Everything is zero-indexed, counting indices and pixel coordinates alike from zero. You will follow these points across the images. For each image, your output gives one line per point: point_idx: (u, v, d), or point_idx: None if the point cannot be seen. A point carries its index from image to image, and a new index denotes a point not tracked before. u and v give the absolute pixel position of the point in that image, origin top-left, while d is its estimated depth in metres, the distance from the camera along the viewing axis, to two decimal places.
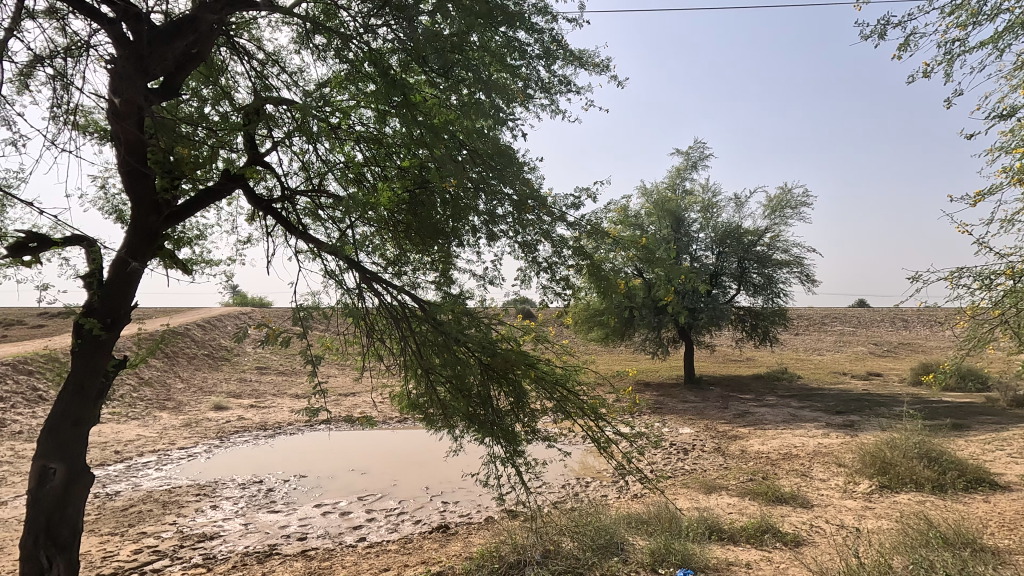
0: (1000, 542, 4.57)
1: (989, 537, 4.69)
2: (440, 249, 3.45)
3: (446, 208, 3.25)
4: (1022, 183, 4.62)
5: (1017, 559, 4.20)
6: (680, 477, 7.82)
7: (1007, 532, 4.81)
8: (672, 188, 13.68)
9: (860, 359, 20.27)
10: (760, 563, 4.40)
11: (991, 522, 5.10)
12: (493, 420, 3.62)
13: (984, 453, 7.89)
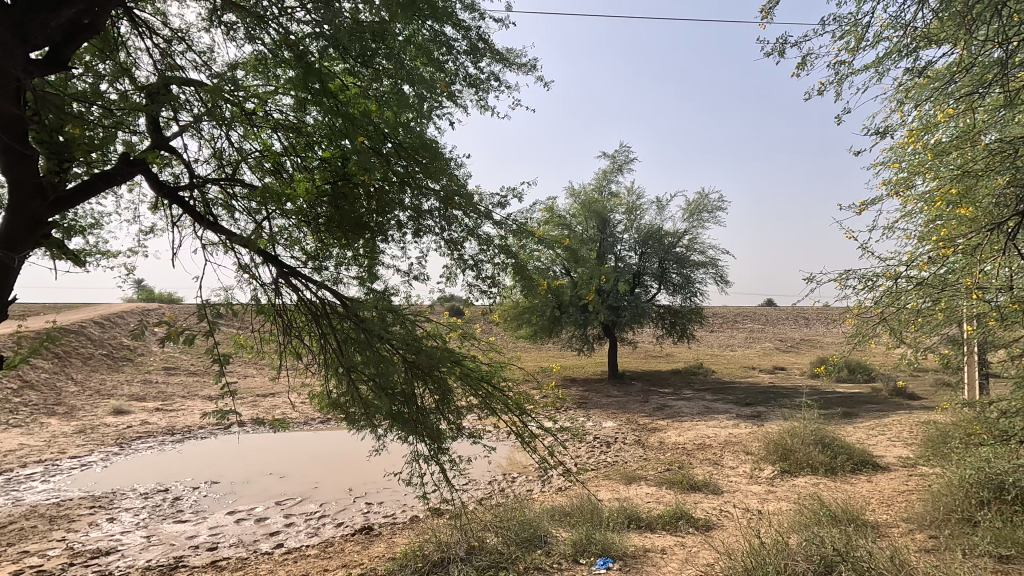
0: (880, 517, 5.09)
1: (871, 513, 5.22)
2: (364, 244, 3.37)
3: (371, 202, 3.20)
4: (898, 195, 5.17)
5: (892, 532, 4.70)
6: (602, 469, 8.08)
7: (886, 508, 5.37)
8: (599, 190, 14.10)
9: (767, 355, 21.86)
10: (674, 548, 4.64)
11: (872, 499, 5.67)
12: (417, 419, 3.57)
13: (868, 438, 8.75)
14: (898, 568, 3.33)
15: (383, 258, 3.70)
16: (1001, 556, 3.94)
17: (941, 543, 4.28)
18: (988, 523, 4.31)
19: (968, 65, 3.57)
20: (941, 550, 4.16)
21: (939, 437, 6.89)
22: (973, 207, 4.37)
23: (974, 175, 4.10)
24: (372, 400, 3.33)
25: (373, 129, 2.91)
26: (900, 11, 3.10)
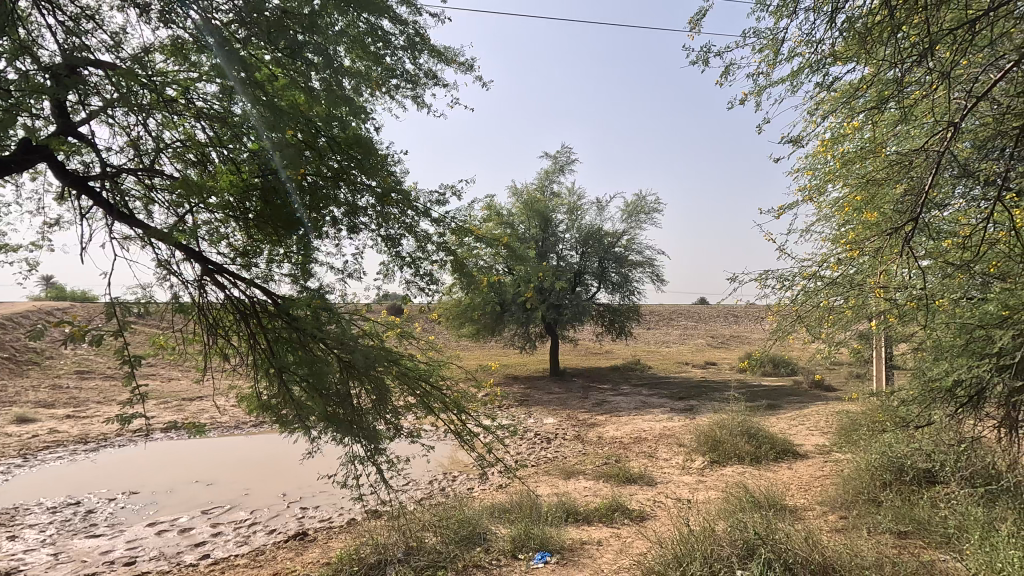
0: (798, 501, 5.45)
1: (790, 497, 5.58)
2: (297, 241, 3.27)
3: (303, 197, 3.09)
4: (812, 201, 5.54)
5: (807, 514, 5.04)
6: (542, 465, 8.20)
7: (803, 492, 5.75)
8: (541, 190, 14.27)
9: (699, 351, 22.86)
10: (610, 540, 4.77)
11: (792, 485, 6.06)
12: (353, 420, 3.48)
13: (789, 428, 9.34)
14: (810, 547, 3.59)
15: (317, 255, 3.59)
16: (900, 533, 4.31)
17: (850, 522, 4.63)
18: (889, 503, 4.72)
19: (869, 83, 3.89)
20: (849, 529, 4.51)
21: (850, 425, 7.44)
22: (876, 213, 4.75)
23: (875, 184, 4.46)
24: (304, 402, 3.22)
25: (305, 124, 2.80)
26: (812, 30, 3.33)
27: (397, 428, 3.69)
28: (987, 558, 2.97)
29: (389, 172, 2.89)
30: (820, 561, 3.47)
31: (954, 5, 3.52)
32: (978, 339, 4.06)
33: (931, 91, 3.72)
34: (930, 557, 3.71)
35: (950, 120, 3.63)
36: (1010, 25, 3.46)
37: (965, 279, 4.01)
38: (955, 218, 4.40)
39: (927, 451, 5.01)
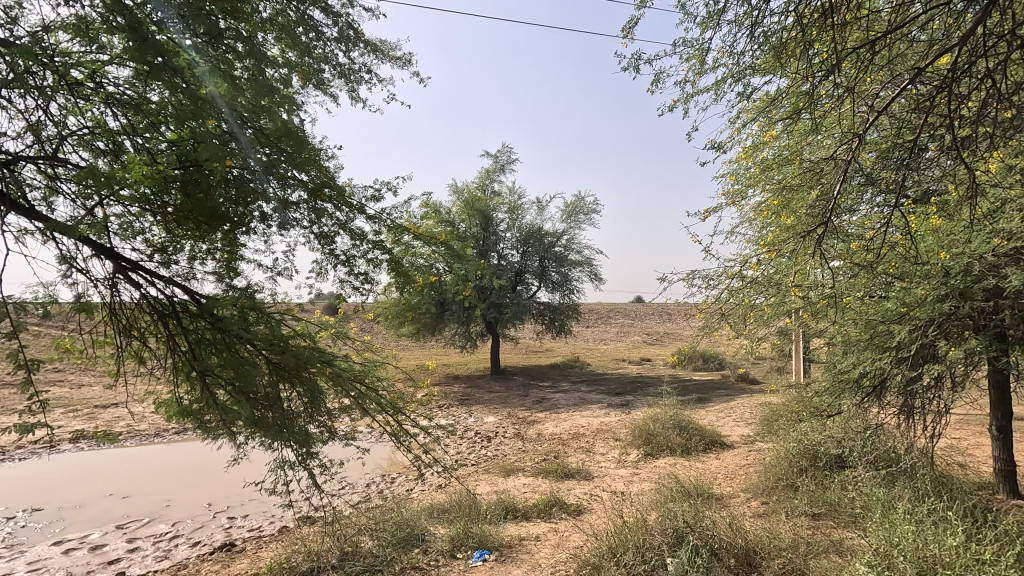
0: (724, 489, 5.74)
1: (717, 486, 5.87)
2: (222, 236, 3.08)
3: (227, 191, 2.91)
4: (735, 204, 5.85)
5: (732, 501, 5.32)
6: (482, 463, 8.20)
7: (729, 481, 6.06)
8: (481, 188, 14.24)
9: (636, 348, 23.61)
10: (547, 535, 4.85)
11: (719, 474, 6.38)
12: (283, 423, 3.32)
13: (717, 420, 9.81)
14: (734, 533, 3.80)
15: (244, 252, 3.41)
16: (814, 515, 4.64)
17: (770, 507, 4.93)
18: (805, 487, 5.06)
19: (785, 95, 4.15)
20: (769, 514, 4.80)
21: (772, 416, 7.91)
22: (792, 217, 5.07)
23: (791, 190, 4.75)
24: (231, 407, 3.03)
25: (230, 113, 2.64)
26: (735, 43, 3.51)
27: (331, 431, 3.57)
28: (885, 533, 3.26)
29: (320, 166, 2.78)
30: (743, 545, 3.67)
31: (857, 26, 3.81)
32: (881, 334, 4.42)
33: (838, 104, 4.00)
34: (839, 536, 4.01)
35: (856, 132, 3.93)
36: (908, 48, 3.79)
37: (870, 279, 4.36)
38: (862, 222, 4.77)
39: (838, 438, 5.41)
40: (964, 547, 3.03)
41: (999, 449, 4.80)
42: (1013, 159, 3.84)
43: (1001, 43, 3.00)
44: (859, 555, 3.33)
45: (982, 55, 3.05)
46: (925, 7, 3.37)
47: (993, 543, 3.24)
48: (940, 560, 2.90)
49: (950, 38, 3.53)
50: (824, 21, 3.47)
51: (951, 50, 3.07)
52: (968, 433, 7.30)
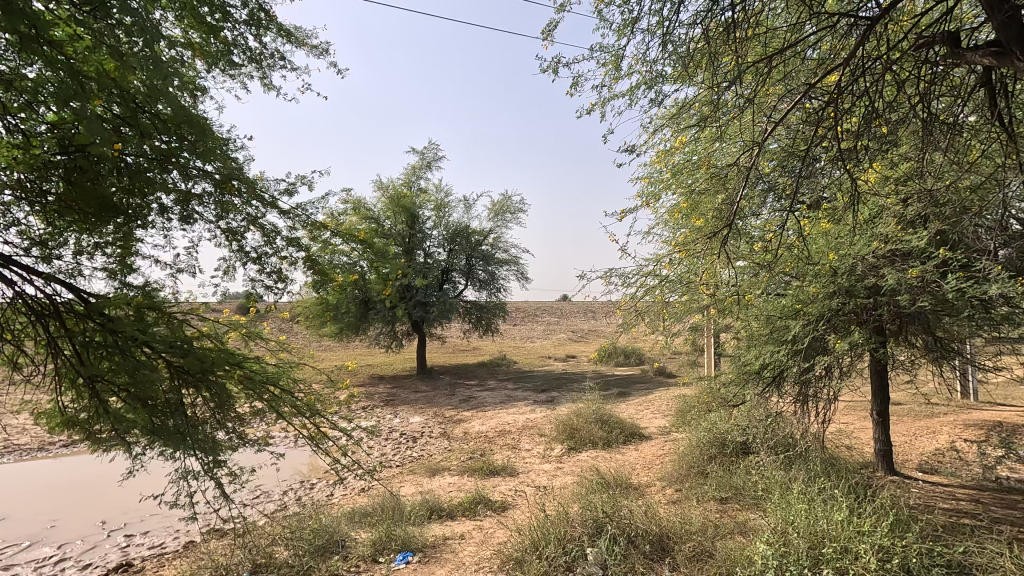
0: (641, 478, 5.99)
1: (635, 476, 6.11)
2: (115, 230, 2.77)
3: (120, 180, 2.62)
4: (648, 206, 6.11)
5: (649, 489, 5.57)
6: (407, 464, 8.06)
7: (646, 471, 6.33)
8: (407, 185, 13.93)
9: (561, 345, 24.17)
10: (472, 533, 4.84)
11: (638, 465, 6.64)
12: (186, 432, 2.91)
13: (636, 413, 10.20)
14: (649, 520, 3.97)
15: (141, 247, 3.10)
16: (721, 499, 4.95)
17: (683, 494, 5.21)
18: (715, 474, 5.39)
19: (695, 103, 4.37)
20: (682, 500, 5.06)
21: (686, 407, 8.34)
22: (702, 218, 5.36)
23: (701, 193, 5.02)
24: (124, 416, 2.70)
25: (122, 95, 2.38)
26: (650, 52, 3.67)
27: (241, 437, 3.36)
28: (782, 512, 3.52)
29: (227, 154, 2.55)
30: (657, 531, 3.85)
31: (758, 41, 4.08)
32: (779, 328, 4.79)
33: (742, 113, 4.26)
34: (743, 517, 4.30)
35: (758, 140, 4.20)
36: (801, 65, 4.10)
37: (770, 277, 4.69)
38: (763, 225, 5.12)
39: (743, 426, 5.79)
40: (849, 520, 3.34)
41: (879, 431, 5.32)
42: (890, 170, 4.27)
43: (878, 65, 3.33)
44: (760, 533, 3.57)
45: (864, 74, 3.36)
46: (816, 27, 3.67)
47: (871, 515, 3.59)
48: (828, 533, 3.18)
49: (836, 59, 3.86)
50: (729, 35, 3.68)
51: (837, 69, 3.36)
52: (854, 418, 8.07)
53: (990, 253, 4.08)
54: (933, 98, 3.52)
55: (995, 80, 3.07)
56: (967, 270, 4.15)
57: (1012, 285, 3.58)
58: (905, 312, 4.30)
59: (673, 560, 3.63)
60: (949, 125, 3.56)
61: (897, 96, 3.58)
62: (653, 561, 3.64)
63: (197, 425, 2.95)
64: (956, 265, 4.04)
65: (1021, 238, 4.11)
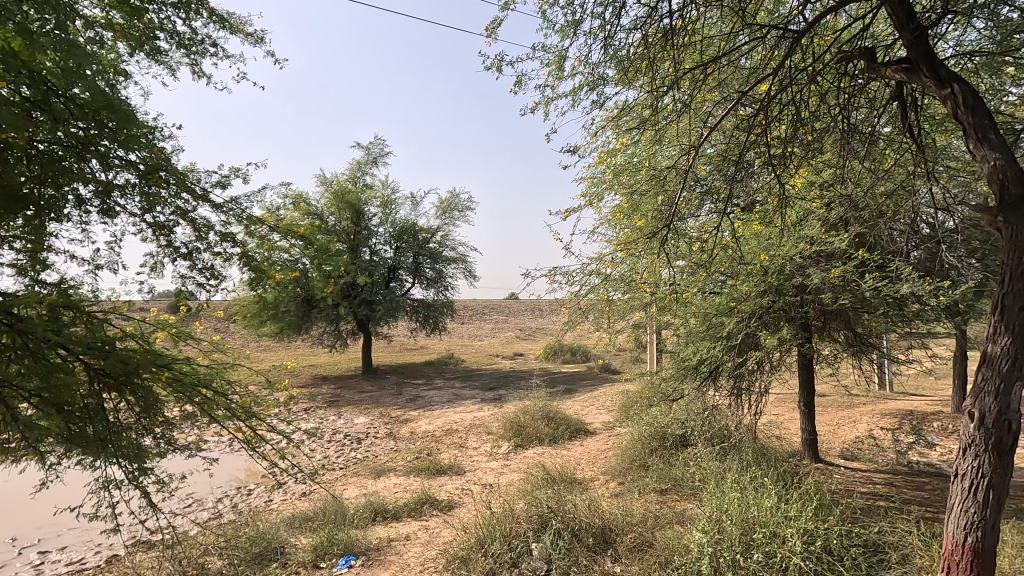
0: (586, 473, 6.10)
1: (580, 470, 6.23)
2: (23, 224, 2.49)
3: (31, 168, 2.36)
4: (591, 205, 6.21)
5: (593, 483, 5.68)
6: (351, 466, 7.87)
7: (591, 465, 6.47)
8: (352, 180, 13.57)
9: (509, 343, 24.28)
10: (418, 533, 4.79)
11: (583, 460, 6.77)
12: (107, 440, 2.66)
13: (582, 410, 10.38)
14: (593, 514, 4.04)
15: (56, 243, 2.81)
16: (662, 490, 5.12)
17: (626, 487, 5.35)
18: (655, 466, 5.56)
19: (637, 107, 4.48)
20: (625, 493, 5.19)
21: (628, 402, 8.57)
22: (643, 219, 5.50)
23: (642, 194, 5.15)
24: (34, 424, 2.43)
25: (30, 75, 2.15)
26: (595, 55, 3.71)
27: (170, 442, 3.19)
28: (717, 502, 3.66)
29: (153, 140, 2.34)
30: (601, 524, 3.93)
31: (695, 49, 4.22)
32: (715, 325, 4.99)
33: (680, 118, 4.40)
34: (681, 508, 4.46)
35: (699, 143, 4.32)
36: (734, 73, 4.27)
37: (706, 276, 4.89)
38: (700, 226, 5.30)
39: (682, 420, 6.01)
40: (778, 507, 3.53)
41: (805, 421, 5.66)
42: (814, 176, 4.52)
43: (804, 77, 3.52)
44: (696, 523, 3.70)
45: (792, 84, 3.52)
46: (748, 38, 3.84)
47: (798, 501, 3.81)
48: (758, 520, 3.34)
49: (766, 68, 4.03)
50: (669, 41, 3.77)
51: (768, 78, 3.51)
52: (784, 410, 8.54)
53: (902, 254, 4.41)
54: (852, 109, 3.74)
55: (905, 95, 3.31)
56: (882, 270, 4.48)
57: (920, 284, 3.89)
58: (828, 309, 4.59)
59: (615, 551, 3.72)
60: (866, 136, 3.83)
61: (821, 106, 3.79)
62: (596, 554, 3.72)
63: (120, 431, 2.78)
64: (873, 265, 4.35)
65: (928, 241, 4.47)
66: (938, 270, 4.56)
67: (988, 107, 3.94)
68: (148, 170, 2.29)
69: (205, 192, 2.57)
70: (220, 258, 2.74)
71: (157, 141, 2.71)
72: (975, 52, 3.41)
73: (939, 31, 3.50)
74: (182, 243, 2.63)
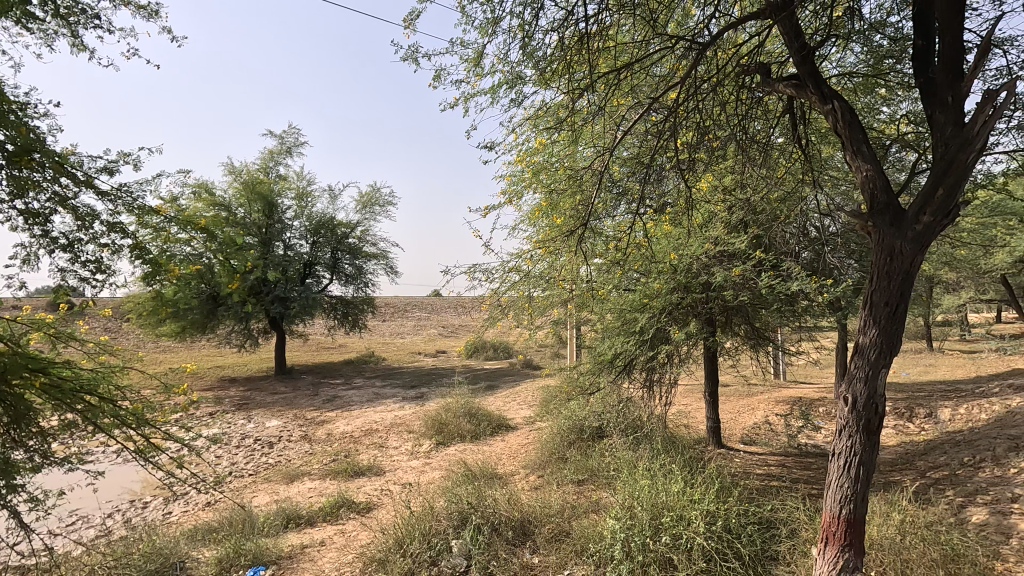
0: (507, 467, 6.17)
1: (501, 465, 6.28)
2: None
3: None
4: (511, 201, 6.24)
5: (513, 477, 5.75)
6: (262, 472, 7.46)
7: (511, 460, 6.54)
8: (264, 170, 12.81)
9: (431, 341, 23.99)
10: (334, 538, 4.62)
11: (504, 455, 6.83)
12: None
13: (504, 405, 10.48)
14: (512, 507, 4.09)
15: None
16: (579, 480, 5.28)
17: (545, 479, 5.47)
18: (573, 458, 5.73)
19: (555, 107, 4.55)
20: (543, 485, 5.29)
21: (549, 397, 8.75)
22: (562, 217, 5.60)
23: (561, 193, 5.25)
24: None
25: None
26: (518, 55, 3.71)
27: (47, 455, 2.85)
28: (629, 489, 3.81)
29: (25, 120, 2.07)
30: (519, 517, 4.00)
31: (611, 54, 4.35)
32: (629, 321, 5.20)
33: (595, 120, 4.52)
34: (596, 497, 4.61)
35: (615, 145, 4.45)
36: (646, 81, 4.45)
37: (621, 273, 5.06)
38: (616, 225, 5.48)
39: (598, 412, 6.22)
40: (684, 491, 3.74)
41: (709, 410, 6.04)
42: (718, 180, 4.82)
43: (708, 87, 3.74)
44: (609, 510, 3.84)
45: (699, 93, 3.71)
46: (659, 47, 4.00)
47: (702, 484, 4.05)
48: (666, 505, 3.52)
49: (674, 77, 4.23)
50: (585, 45, 3.85)
51: (677, 86, 3.67)
52: (692, 400, 9.07)
53: (793, 255, 4.80)
54: (751, 120, 4.01)
55: (795, 109, 3.60)
56: (776, 270, 4.88)
57: (807, 282, 4.27)
58: (730, 305, 4.93)
59: (533, 543, 3.80)
60: (762, 145, 4.12)
61: (724, 115, 4.03)
62: (515, 546, 3.77)
63: None
64: (768, 265, 4.73)
65: (814, 243, 4.92)
66: (823, 269, 5.03)
67: (863, 123, 4.38)
68: (17, 151, 2.03)
69: (87, 176, 2.31)
70: (107, 251, 2.47)
71: (30, 118, 2.40)
72: (854, 72, 3.77)
73: (824, 52, 3.84)
74: (61, 233, 2.35)
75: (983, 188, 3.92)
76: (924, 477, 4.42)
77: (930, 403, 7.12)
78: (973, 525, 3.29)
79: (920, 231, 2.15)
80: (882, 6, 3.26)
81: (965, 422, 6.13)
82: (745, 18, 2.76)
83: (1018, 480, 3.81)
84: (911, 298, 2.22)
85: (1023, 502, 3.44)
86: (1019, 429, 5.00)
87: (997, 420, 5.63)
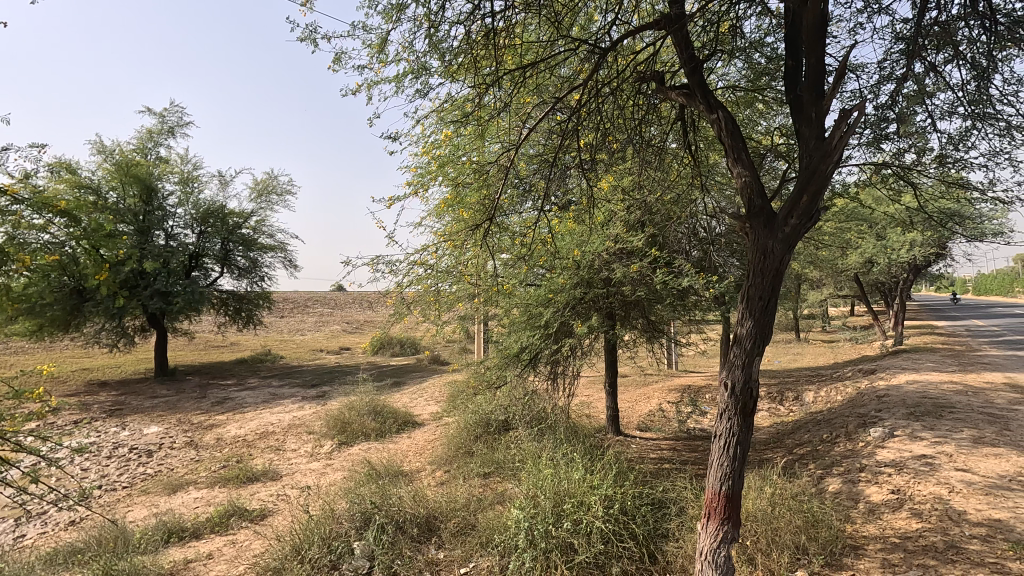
0: (413, 464, 6.07)
1: (407, 463, 6.18)
2: None
3: None
4: (418, 193, 6.11)
5: (419, 474, 5.68)
6: (139, 483, 6.76)
7: (417, 457, 6.46)
8: (140, 151, 11.54)
9: (334, 337, 23.02)
10: (223, 549, 4.30)
11: (410, 452, 6.72)
12: None
13: (410, 402, 10.32)
14: (417, 504, 4.02)
15: None
16: (485, 474, 5.33)
17: (452, 474, 5.45)
18: (479, 451, 5.77)
19: (462, 101, 4.49)
20: (449, 480, 5.29)
21: (456, 392, 8.72)
22: (467, 211, 5.58)
23: (467, 188, 5.23)
24: None
25: None
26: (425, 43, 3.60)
27: None
28: (533, 479, 3.88)
29: None
30: (425, 513, 3.97)
31: (517, 52, 4.37)
32: (534, 315, 5.30)
33: (501, 116, 4.53)
34: (502, 488, 4.67)
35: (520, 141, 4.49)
36: (550, 80, 4.51)
37: (528, 270, 5.14)
38: (522, 221, 5.55)
39: (504, 406, 6.29)
40: (584, 477, 3.89)
41: (610, 399, 6.33)
42: (618, 181, 5.02)
43: (609, 91, 3.87)
44: (514, 501, 3.90)
45: (600, 96, 3.82)
46: (563, 49, 4.06)
47: (602, 470, 4.24)
48: (567, 492, 3.62)
49: (577, 78, 4.32)
50: (492, 41, 3.84)
51: (580, 88, 3.74)
52: (594, 390, 9.46)
53: (684, 253, 5.15)
54: (648, 124, 4.21)
55: (686, 118, 3.83)
56: (669, 267, 5.21)
57: (695, 278, 4.61)
58: (628, 299, 5.21)
59: (438, 538, 3.78)
60: (658, 149, 4.34)
61: (623, 120, 4.19)
62: (420, 543, 3.73)
63: None
64: (662, 262, 5.04)
65: (702, 243, 5.30)
66: (709, 267, 5.44)
67: (744, 133, 4.79)
68: None
69: None
70: None
71: None
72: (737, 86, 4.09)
73: (711, 65, 4.14)
74: None
75: (840, 196, 4.45)
76: (792, 454, 4.95)
77: (797, 387, 7.97)
78: (829, 493, 3.75)
79: (789, 233, 2.39)
80: (760, 27, 3.57)
81: (824, 403, 6.94)
82: (642, 27, 2.89)
83: (865, 452, 4.39)
84: (780, 294, 2.46)
85: (868, 470, 3.96)
86: (866, 408, 5.75)
87: (850, 401, 6.43)
